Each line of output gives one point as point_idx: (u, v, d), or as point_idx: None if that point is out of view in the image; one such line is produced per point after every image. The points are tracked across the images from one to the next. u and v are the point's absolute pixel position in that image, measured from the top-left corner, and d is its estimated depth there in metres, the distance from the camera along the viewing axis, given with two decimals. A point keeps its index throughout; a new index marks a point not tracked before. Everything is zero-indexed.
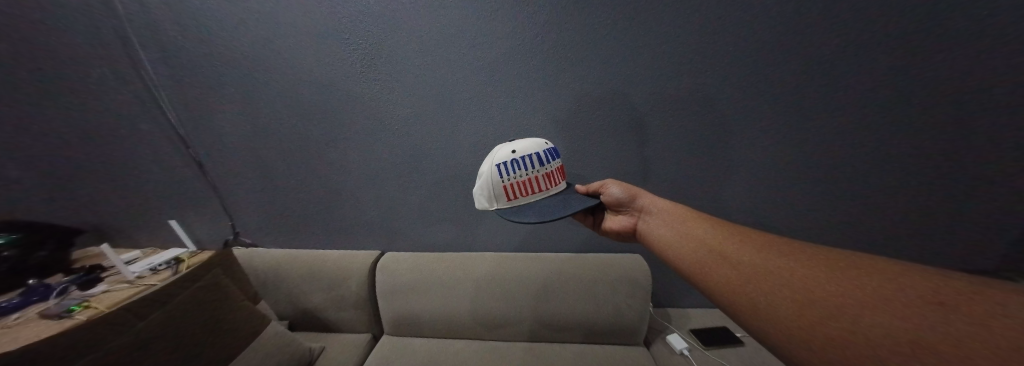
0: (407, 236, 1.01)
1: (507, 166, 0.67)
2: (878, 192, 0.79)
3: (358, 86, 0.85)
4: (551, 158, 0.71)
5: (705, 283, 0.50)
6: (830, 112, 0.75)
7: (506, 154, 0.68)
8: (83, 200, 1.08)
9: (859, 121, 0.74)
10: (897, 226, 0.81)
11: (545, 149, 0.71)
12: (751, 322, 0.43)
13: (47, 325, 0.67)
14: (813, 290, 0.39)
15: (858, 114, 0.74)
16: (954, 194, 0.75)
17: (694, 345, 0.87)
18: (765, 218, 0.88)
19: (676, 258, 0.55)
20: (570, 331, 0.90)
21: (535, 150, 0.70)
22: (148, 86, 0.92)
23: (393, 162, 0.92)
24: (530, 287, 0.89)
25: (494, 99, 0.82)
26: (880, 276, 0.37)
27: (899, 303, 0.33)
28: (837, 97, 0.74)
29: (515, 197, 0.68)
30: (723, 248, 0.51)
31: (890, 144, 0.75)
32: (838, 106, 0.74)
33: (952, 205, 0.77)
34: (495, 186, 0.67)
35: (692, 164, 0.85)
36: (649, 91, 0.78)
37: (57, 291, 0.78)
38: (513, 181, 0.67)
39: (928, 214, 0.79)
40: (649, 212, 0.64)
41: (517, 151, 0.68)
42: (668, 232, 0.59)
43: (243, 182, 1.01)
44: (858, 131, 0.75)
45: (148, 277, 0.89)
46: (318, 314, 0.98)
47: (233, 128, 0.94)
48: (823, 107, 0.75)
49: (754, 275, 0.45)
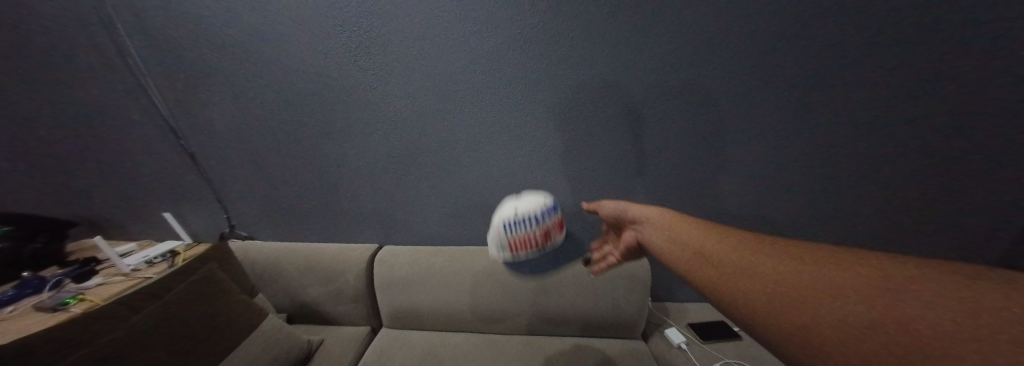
0: (402, 229, 1.00)
1: (510, 226, 0.63)
2: (908, 190, 0.72)
3: (352, 77, 0.79)
4: (553, 210, 0.64)
5: (705, 289, 0.41)
6: (862, 101, 0.67)
7: (509, 213, 0.63)
8: (80, 193, 1.08)
9: (896, 111, 0.66)
10: (927, 225, 0.75)
11: (547, 204, 0.64)
12: (762, 334, 0.35)
13: (43, 317, 0.72)
14: (816, 288, 0.33)
15: (890, 102, 0.66)
16: (987, 191, 0.68)
17: (692, 339, 0.85)
18: (777, 213, 0.82)
19: (674, 268, 0.46)
20: (568, 326, 0.88)
21: (538, 205, 0.63)
22: (129, 76, 0.88)
23: (387, 154, 0.88)
24: (526, 281, 0.87)
25: (493, 91, 0.76)
26: (884, 272, 0.32)
27: (909, 293, 0.29)
28: (873, 83, 0.65)
29: (516, 252, 0.64)
30: (714, 250, 0.43)
31: (927, 137, 0.67)
32: (868, 94, 0.66)
33: (988, 202, 0.69)
34: (498, 241, 0.64)
35: (700, 156, 0.78)
36: (656, 78, 0.71)
37: (51, 284, 0.83)
38: (514, 240, 0.62)
39: (967, 214, 0.71)
40: (642, 221, 0.54)
41: (520, 208, 0.63)
42: (661, 238, 0.49)
43: (235, 175, 0.99)
44: (892, 122, 0.67)
45: (144, 269, 0.95)
46: (317, 306, 0.99)
47: (221, 120, 0.90)
48: (855, 95, 0.67)
49: (750, 274, 0.38)
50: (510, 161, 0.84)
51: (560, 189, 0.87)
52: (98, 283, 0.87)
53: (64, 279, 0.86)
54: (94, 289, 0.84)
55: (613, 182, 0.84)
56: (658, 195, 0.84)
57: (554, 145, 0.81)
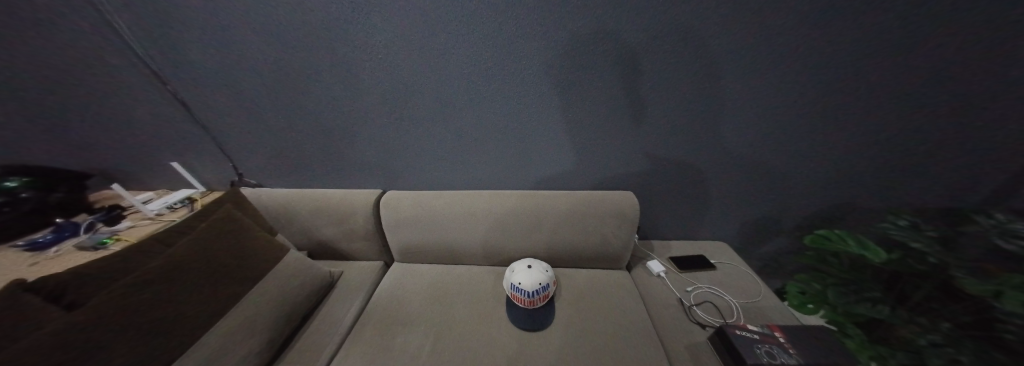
0: (404, 175, 1.04)
1: (526, 267, 0.82)
2: (889, 127, 0.76)
3: (335, 7, 0.73)
4: (544, 288, 0.79)
5: None
6: (871, 35, 0.66)
7: (522, 267, 0.82)
8: (82, 144, 1.09)
9: (901, 46, 0.66)
10: (900, 161, 0.80)
11: (537, 288, 0.78)
12: None
13: (88, 254, 0.81)
14: None
15: (893, 35, 0.65)
16: (964, 127, 0.72)
17: (671, 269, 0.94)
18: (765, 152, 0.85)
19: None
20: (561, 259, 0.98)
21: (530, 287, 0.78)
22: (95, 14, 0.81)
23: (381, 95, 0.86)
24: (522, 221, 0.92)
25: (488, 21, 0.71)
26: None
27: None
28: (885, 16, 0.63)
29: (531, 267, 0.82)
30: None
31: (925, 73, 0.68)
32: (875, 26, 0.65)
33: (960, 138, 0.74)
34: (526, 267, 0.82)
35: (700, 96, 0.78)
36: (663, 6, 0.67)
37: (85, 227, 0.90)
38: (529, 268, 0.81)
39: (937, 149, 0.76)
40: None
41: (521, 283, 0.79)
42: None
43: (232, 123, 0.98)
44: (895, 58, 0.67)
45: (167, 214, 1.02)
46: (333, 244, 1.08)
47: (205, 64, 0.86)
48: (864, 31, 0.65)
49: None
50: (506, 102, 0.83)
51: (556, 132, 0.88)
52: (128, 225, 0.94)
53: (97, 223, 0.93)
54: (126, 230, 0.92)
55: (609, 125, 0.85)
56: (652, 138, 0.86)
57: (548, 85, 0.79)
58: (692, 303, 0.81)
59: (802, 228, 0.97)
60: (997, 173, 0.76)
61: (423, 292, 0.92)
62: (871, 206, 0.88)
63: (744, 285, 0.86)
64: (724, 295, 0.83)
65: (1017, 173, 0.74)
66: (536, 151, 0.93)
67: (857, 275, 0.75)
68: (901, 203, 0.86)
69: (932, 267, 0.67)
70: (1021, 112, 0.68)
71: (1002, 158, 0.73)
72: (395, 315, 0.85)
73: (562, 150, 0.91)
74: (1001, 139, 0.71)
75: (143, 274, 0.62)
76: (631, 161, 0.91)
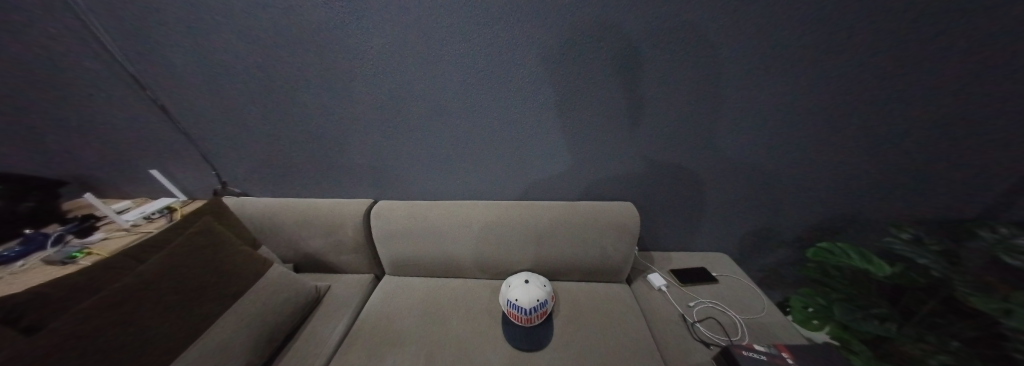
0: (396, 184, 1.01)
1: (524, 281, 0.79)
2: (884, 141, 0.76)
3: (325, 12, 0.71)
4: (541, 305, 0.76)
5: None
6: (866, 53, 0.66)
7: (520, 281, 0.80)
8: (57, 150, 1.04)
9: (897, 61, 0.66)
10: (896, 175, 0.80)
11: (536, 304, 0.75)
12: None
13: (54, 269, 0.76)
14: None
15: (886, 53, 0.66)
16: (957, 143, 0.73)
17: (671, 283, 0.92)
18: (763, 164, 0.84)
19: None
20: (558, 273, 0.95)
21: (529, 303, 0.75)
22: (75, 18, 0.78)
23: (372, 103, 0.83)
24: (518, 233, 0.90)
25: (482, 28, 0.70)
26: None
27: None
28: (879, 35, 0.64)
29: (529, 281, 0.79)
30: None
31: (917, 89, 0.69)
32: (868, 45, 0.65)
33: (954, 153, 0.74)
34: (523, 280, 0.80)
35: (699, 108, 0.77)
36: (663, 19, 0.66)
37: (54, 240, 0.85)
38: (528, 281, 0.79)
39: (931, 164, 0.77)
40: None
41: (520, 300, 0.76)
42: None
43: (218, 131, 0.95)
44: (891, 73, 0.68)
45: (144, 224, 0.97)
46: (320, 256, 1.03)
47: (189, 69, 0.83)
48: (858, 49, 0.66)
49: None
50: (500, 110, 0.81)
51: (554, 142, 0.85)
52: (101, 238, 0.89)
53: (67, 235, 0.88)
54: (98, 242, 0.87)
55: (609, 135, 0.83)
56: (651, 148, 0.84)
57: (546, 94, 0.77)
58: (694, 319, 0.79)
59: (801, 240, 0.96)
60: (992, 189, 0.76)
61: (416, 307, 0.89)
62: (871, 218, 0.88)
63: (747, 300, 0.83)
64: (727, 310, 0.81)
65: (1013, 187, 0.74)
66: (533, 161, 0.90)
67: (859, 289, 0.73)
68: (897, 216, 0.86)
69: (934, 281, 0.66)
70: (1013, 128, 0.68)
71: (996, 172, 0.74)
72: (386, 332, 0.81)
73: (560, 160, 0.89)
74: (994, 154, 0.72)
75: (105, 294, 0.57)
76: (629, 171, 0.90)
